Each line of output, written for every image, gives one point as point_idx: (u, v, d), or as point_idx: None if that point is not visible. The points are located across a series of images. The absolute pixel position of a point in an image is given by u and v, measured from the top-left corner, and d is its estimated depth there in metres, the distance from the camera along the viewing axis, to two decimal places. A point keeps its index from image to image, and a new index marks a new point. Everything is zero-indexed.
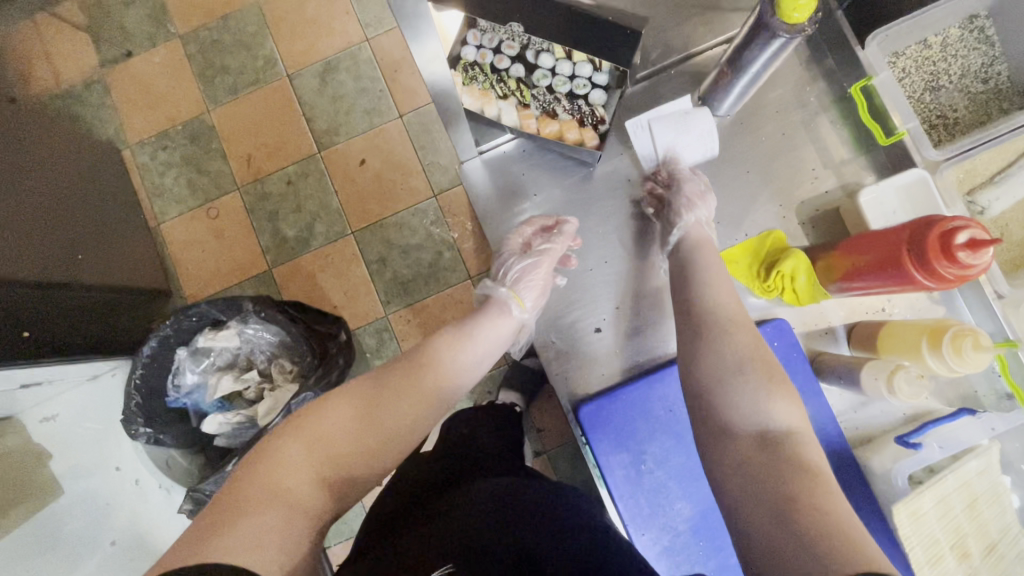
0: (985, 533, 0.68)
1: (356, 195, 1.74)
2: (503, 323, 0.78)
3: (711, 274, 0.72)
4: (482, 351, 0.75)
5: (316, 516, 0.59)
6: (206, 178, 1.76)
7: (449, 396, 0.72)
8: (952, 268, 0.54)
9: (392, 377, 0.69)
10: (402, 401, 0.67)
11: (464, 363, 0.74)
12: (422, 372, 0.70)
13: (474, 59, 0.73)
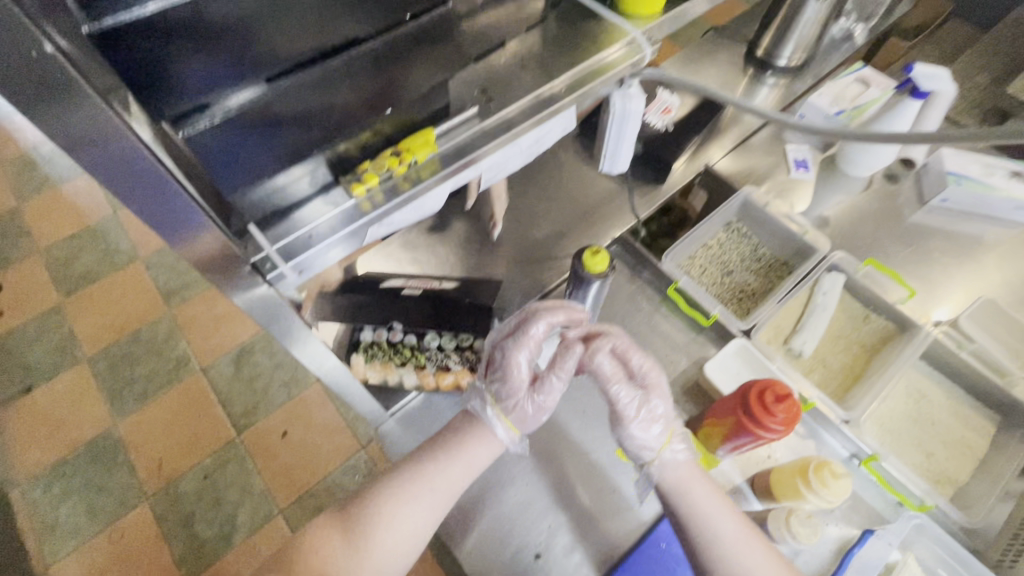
0: None
1: (280, 470, 1.69)
2: (479, 454, 0.70)
3: (734, 539, 0.66)
4: (452, 482, 0.69)
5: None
6: (110, 498, 1.63)
7: (421, 535, 0.67)
8: (778, 428, 0.67)
9: (362, 530, 0.65)
10: (375, 556, 0.64)
11: (434, 505, 0.68)
12: (354, 532, 0.65)
13: (372, 340, 0.91)
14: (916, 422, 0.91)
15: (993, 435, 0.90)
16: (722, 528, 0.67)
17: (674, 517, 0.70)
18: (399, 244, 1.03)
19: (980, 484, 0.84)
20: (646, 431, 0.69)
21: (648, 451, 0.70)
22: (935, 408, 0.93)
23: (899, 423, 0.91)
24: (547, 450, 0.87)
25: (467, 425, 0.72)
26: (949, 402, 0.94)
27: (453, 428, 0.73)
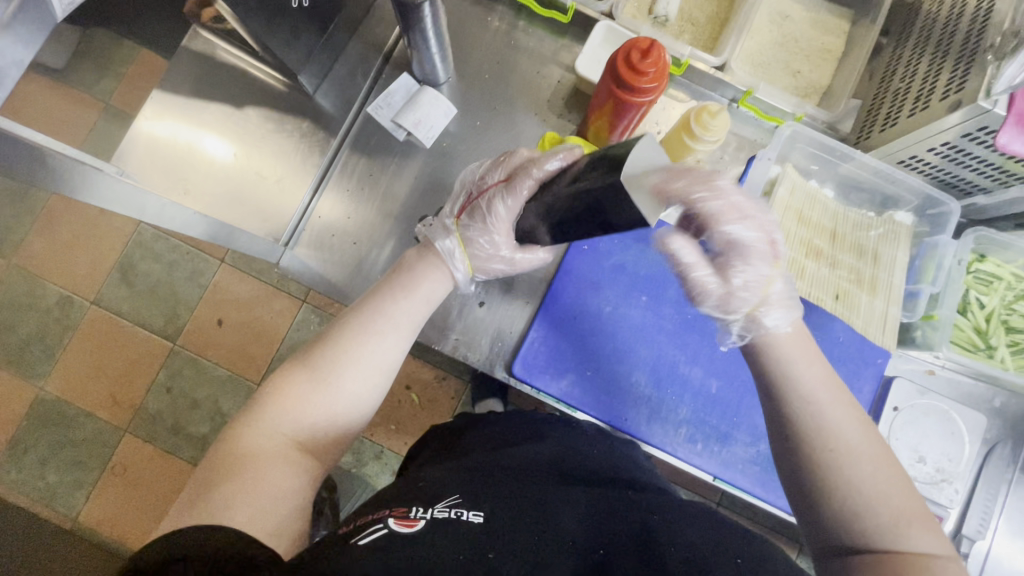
0: (823, 228, 0.79)
1: (237, 354, 1.52)
2: (435, 286, 0.70)
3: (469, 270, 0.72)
4: (416, 313, 0.68)
5: (313, 490, 0.59)
6: (82, 451, 1.46)
7: (397, 348, 0.66)
8: (654, 86, 0.68)
9: (339, 348, 0.63)
10: (348, 371, 0.62)
11: (410, 319, 0.67)
12: (342, 351, 0.63)
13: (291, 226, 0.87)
14: (783, 45, 0.92)
15: (848, 33, 0.92)
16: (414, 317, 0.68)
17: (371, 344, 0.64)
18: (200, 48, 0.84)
19: (841, 78, 0.89)
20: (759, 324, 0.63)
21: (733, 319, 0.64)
22: (796, 26, 0.93)
23: (766, 55, 0.92)
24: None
25: (420, 260, 0.71)
26: (810, 14, 0.94)
27: (406, 269, 0.71)
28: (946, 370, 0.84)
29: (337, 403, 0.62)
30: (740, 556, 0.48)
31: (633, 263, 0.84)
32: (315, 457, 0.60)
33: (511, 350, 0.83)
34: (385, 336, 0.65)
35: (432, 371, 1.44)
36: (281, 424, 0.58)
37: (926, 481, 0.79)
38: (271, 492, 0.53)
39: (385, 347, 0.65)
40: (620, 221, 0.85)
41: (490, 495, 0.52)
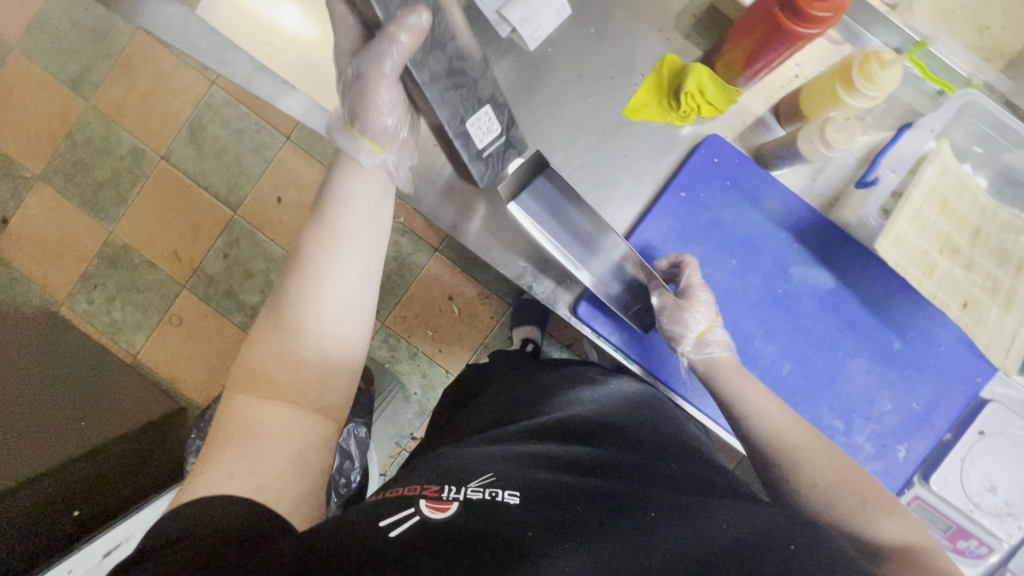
0: (966, 224, 0.68)
1: (292, 234, 1.54)
2: (356, 181, 0.64)
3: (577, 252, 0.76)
4: (359, 220, 0.63)
5: (321, 442, 0.57)
6: (145, 297, 1.54)
7: (357, 269, 0.62)
8: (828, 13, 0.57)
9: (291, 289, 0.59)
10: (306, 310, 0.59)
11: (360, 232, 0.62)
12: (296, 292, 0.59)
13: None
14: None
15: None
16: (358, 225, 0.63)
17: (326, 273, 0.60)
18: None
19: None
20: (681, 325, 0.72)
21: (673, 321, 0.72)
22: None
23: None
24: (544, 131, 0.77)
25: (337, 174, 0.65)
26: None
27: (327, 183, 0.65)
28: None
29: (303, 340, 0.59)
30: (794, 541, 0.43)
31: (731, 221, 0.76)
32: (312, 407, 0.58)
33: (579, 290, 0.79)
34: (335, 257, 0.61)
35: (478, 288, 1.42)
36: (261, 379, 0.57)
37: (989, 512, 0.74)
38: (260, 451, 0.52)
39: (344, 269, 0.61)
40: (728, 172, 0.75)
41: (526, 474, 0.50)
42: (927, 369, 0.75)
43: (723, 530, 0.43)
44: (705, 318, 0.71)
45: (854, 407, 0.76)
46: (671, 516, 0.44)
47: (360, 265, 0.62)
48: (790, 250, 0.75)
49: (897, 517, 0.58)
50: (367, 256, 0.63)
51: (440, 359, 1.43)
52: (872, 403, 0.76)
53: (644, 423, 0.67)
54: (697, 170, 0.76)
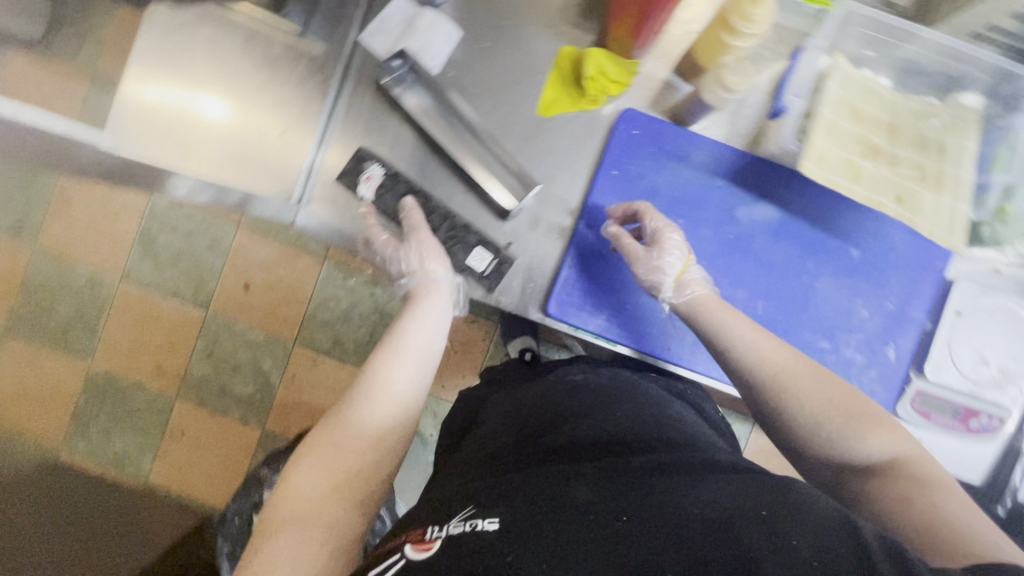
0: (877, 124, 0.71)
1: (267, 316, 1.54)
2: (429, 314, 0.74)
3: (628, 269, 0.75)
4: (426, 337, 0.72)
5: (354, 535, 0.58)
6: (140, 420, 1.53)
7: (422, 380, 0.70)
8: None
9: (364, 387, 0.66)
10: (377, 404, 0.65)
11: (425, 343, 0.71)
12: (368, 390, 0.66)
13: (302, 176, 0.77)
14: None
15: None
16: (424, 337, 0.72)
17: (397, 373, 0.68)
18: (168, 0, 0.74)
19: None
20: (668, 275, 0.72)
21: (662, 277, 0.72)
22: None
23: None
24: (467, 149, 0.77)
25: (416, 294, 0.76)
26: None
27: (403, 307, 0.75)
28: (1015, 268, 0.76)
29: (363, 436, 0.63)
30: (764, 508, 0.43)
31: (666, 183, 0.78)
32: (358, 494, 0.60)
33: (545, 289, 0.80)
34: (406, 367, 0.68)
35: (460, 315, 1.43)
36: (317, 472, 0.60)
37: (987, 384, 0.76)
38: (301, 542, 0.54)
39: (407, 373, 0.68)
40: (650, 138, 0.77)
41: (503, 490, 0.50)
42: (888, 267, 0.78)
43: (693, 500, 0.44)
44: (677, 257, 0.71)
45: (834, 323, 0.78)
46: (651, 504, 0.45)
47: (420, 372, 0.69)
48: (729, 195, 0.78)
49: (886, 430, 0.58)
50: (425, 366, 0.70)
51: (444, 393, 1.43)
52: (849, 314, 0.78)
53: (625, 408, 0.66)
54: (619, 145, 0.77)
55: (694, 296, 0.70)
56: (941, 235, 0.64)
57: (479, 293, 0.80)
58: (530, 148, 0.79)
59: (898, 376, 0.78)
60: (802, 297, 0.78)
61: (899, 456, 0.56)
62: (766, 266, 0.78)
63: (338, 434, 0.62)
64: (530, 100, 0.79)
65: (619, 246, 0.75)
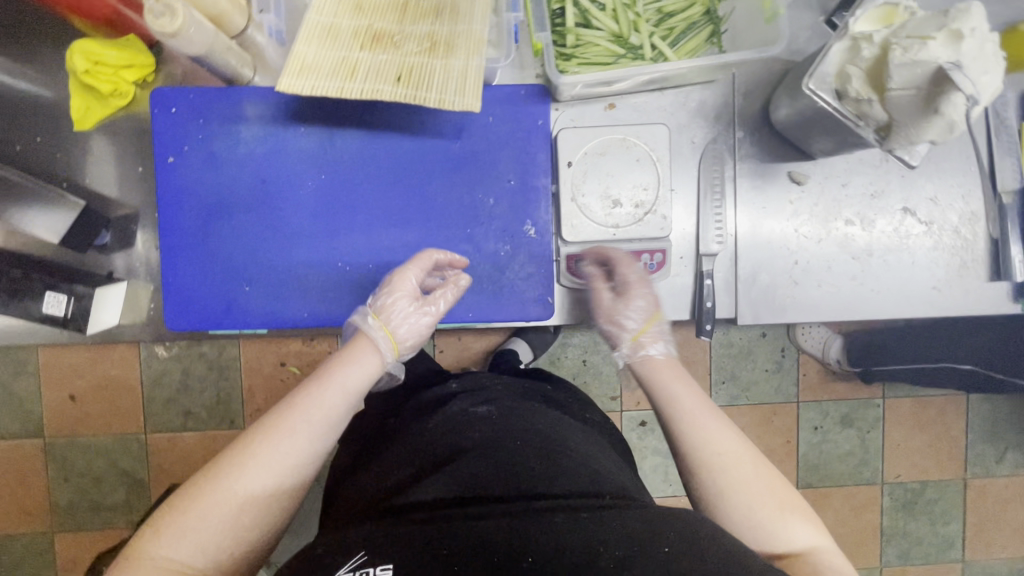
0: (383, 7, 0.64)
1: (108, 415, 1.65)
2: (357, 375, 0.63)
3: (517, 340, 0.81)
4: (326, 417, 0.60)
5: None
6: (31, 564, 1.66)
7: (317, 457, 0.60)
8: None
9: (261, 445, 0.57)
10: (270, 470, 0.57)
11: (326, 416, 0.60)
12: (266, 454, 0.57)
13: None
14: None
15: None
16: (325, 416, 0.60)
17: (302, 435, 0.59)
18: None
19: None
20: (620, 332, 0.70)
21: (623, 340, 0.70)
22: None
23: None
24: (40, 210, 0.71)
25: (345, 347, 0.66)
26: None
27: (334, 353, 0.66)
28: (624, 97, 0.74)
29: (255, 494, 0.56)
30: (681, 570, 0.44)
31: (231, 149, 0.71)
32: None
33: (165, 304, 0.73)
34: (305, 443, 0.59)
35: (298, 343, 1.62)
36: (184, 540, 0.53)
37: (629, 223, 0.72)
38: None
39: (292, 456, 0.58)
40: (192, 110, 0.70)
41: (398, 541, 0.47)
42: (492, 145, 0.73)
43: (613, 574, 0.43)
44: (638, 313, 0.69)
45: (463, 221, 0.73)
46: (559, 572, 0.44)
47: (313, 443, 0.59)
48: (303, 136, 0.71)
49: (807, 520, 0.55)
50: (317, 445, 0.60)
51: None
52: (475, 207, 0.73)
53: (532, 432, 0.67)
54: (164, 128, 0.70)
55: (647, 358, 0.67)
56: (452, 99, 0.59)
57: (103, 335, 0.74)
58: (88, 170, 0.73)
59: (546, 249, 0.73)
60: (421, 210, 0.73)
61: (817, 545, 0.53)
62: (371, 191, 0.73)
63: (213, 503, 0.55)
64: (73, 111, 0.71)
65: (591, 291, 0.74)
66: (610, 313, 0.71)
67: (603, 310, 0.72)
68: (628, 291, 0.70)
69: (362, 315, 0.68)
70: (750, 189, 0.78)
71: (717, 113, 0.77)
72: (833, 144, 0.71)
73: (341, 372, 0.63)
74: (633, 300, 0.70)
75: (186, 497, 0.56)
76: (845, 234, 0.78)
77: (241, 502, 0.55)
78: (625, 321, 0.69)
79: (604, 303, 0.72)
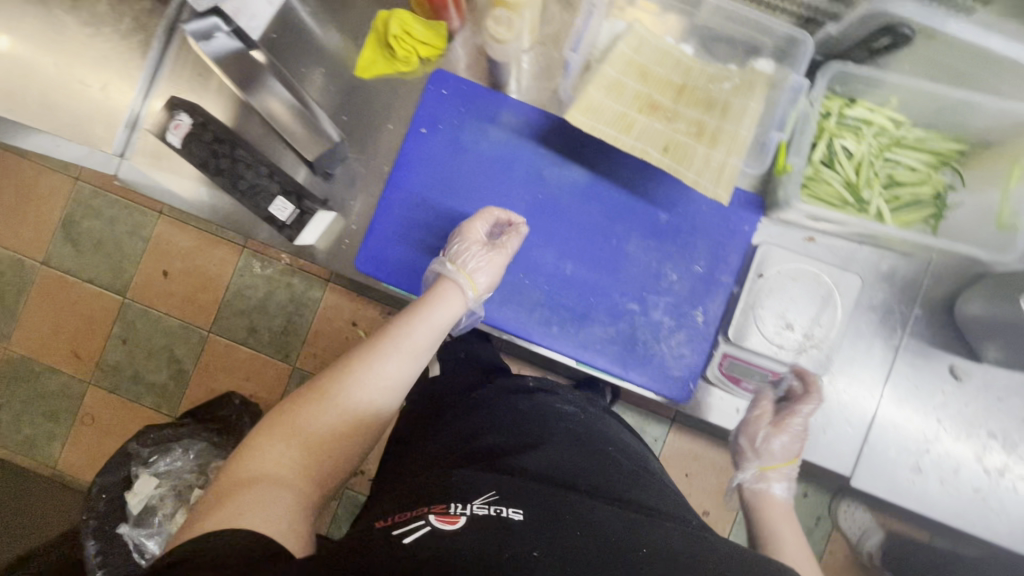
0: (666, 84, 0.72)
1: (185, 303, 1.72)
2: (448, 313, 0.70)
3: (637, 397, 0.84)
4: (421, 342, 0.67)
5: (318, 508, 0.56)
6: (54, 403, 1.72)
7: (410, 377, 0.66)
8: None
9: (363, 362, 0.64)
10: (372, 382, 0.63)
11: (420, 343, 0.67)
12: (371, 368, 0.64)
13: (135, 138, 0.82)
14: None
15: None
16: (420, 341, 0.67)
17: (403, 356, 0.66)
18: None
19: None
20: (754, 453, 0.78)
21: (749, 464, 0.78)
22: None
23: None
24: (294, 124, 0.80)
25: (432, 289, 0.72)
26: None
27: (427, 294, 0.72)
28: (826, 235, 0.79)
29: (358, 403, 0.62)
30: None
31: (475, 142, 0.79)
32: (328, 477, 0.58)
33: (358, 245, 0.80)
34: (401, 363, 0.65)
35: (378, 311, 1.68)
36: (297, 438, 0.58)
37: (794, 350, 0.75)
38: (270, 496, 0.52)
39: (394, 372, 0.65)
40: (461, 100, 0.79)
41: (522, 490, 0.54)
42: (696, 229, 0.78)
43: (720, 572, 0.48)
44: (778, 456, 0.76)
45: (642, 284, 0.78)
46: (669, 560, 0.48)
47: (412, 364, 0.66)
48: (539, 157, 0.79)
49: None
50: (411, 366, 0.67)
51: None
52: (658, 277, 0.78)
53: (604, 442, 0.71)
54: (431, 104, 0.79)
55: (766, 491, 0.76)
56: (706, 185, 0.64)
57: (291, 250, 0.81)
58: (348, 110, 0.82)
59: (705, 341, 0.77)
60: (610, 259, 0.78)
61: None
62: (576, 225, 0.78)
63: (323, 405, 0.60)
64: (360, 60, 0.81)
65: (754, 401, 0.78)
66: (755, 434, 0.78)
67: (746, 425, 0.79)
68: (781, 419, 0.76)
69: (442, 261, 0.73)
70: (908, 364, 0.80)
71: (901, 285, 0.80)
72: (1008, 359, 0.73)
73: (438, 308, 0.70)
74: (785, 433, 0.75)
75: (294, 403, 0.61)
76: (984, 445, 0.79)
77: (346, 407, 0.61)
78: (766, 447, 0.76)
79: (751, 418, 0.79)
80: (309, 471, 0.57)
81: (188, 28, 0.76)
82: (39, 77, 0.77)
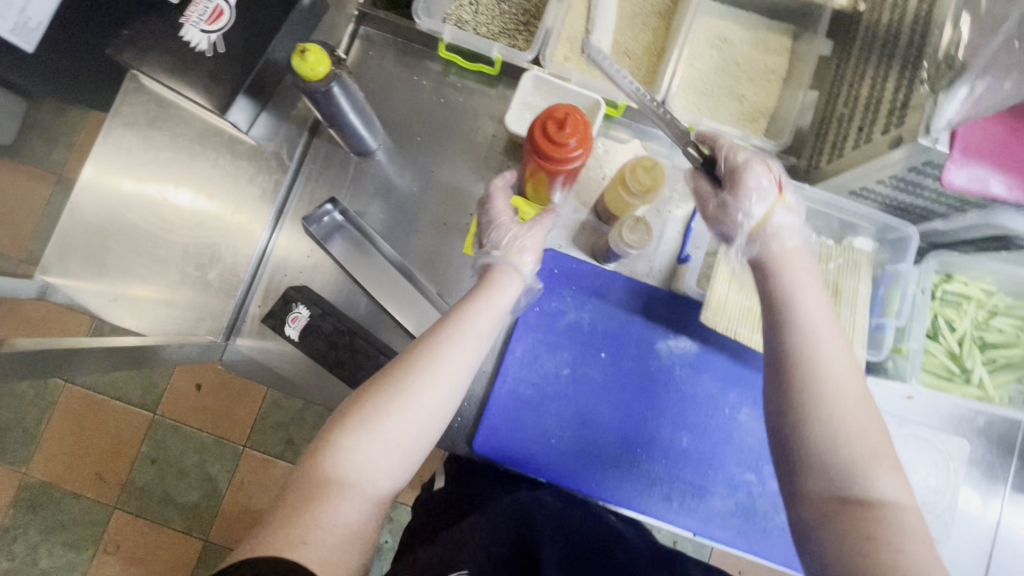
0: None
1: (218, 418, 1.56)
2: (508, 293, 0.64)
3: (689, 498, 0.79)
4: (482, 332, 0.60)
5: (372, 521, 0.51)
6: (74, 532, 1.50)
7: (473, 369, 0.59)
8: (580, 160, 0.61)
9: (429, 354, 0.56)
10: (437, 381, 0.55)
11: (480, 336, 0.59)
12: (434, 364, 0.56)
13: (235, 317, 0.79)
14: (722, 72, 0.87)
15: (790, 52, 0.88)
16: (479, 334, 0.59)
17: (464, 354, 0.58)
18: (115, 138, 0.79)
19: (785, 101, 0.85)
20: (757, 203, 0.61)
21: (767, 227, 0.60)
22: (736, 53, 0.88)
23: (708, 87, 0.86)
24: (410, 301, 0.79)
25: (494, 269, 0.66)
26: (746, 38, 0.89)
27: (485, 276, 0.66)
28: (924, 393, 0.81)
29: (423, 395, 0.54)
30: None
31: (585, 318, 0.80)
32: (386, 490, 0.52)
33: (472, 425, 0.79)
34: (462, 357, 0.57)
35: None
36: (361, 445, 0.51)
37: None
38: (324, 525, 0.46)
39: (454, 366, 0.57)
40: (571, 278, 0.81)
41: None
42: None
43: None
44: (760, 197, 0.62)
45: (758, 455, 0.79)
46: None
47: (473, 358, 0.58)
48: (649, 330, 0.80)
49: None
50: (474, 357, 0.59)
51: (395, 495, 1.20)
52: None
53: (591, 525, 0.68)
54: (541, 283, 0.81)
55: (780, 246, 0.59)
56: None
57: None
58: (456, 285, 0.82)
59: None
60: (725, 430, 0.79)
61: None
62: (691, 397, 0.80)
63: (387, 404, 0.53)
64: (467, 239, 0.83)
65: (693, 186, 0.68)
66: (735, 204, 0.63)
67: (763, 227, 0.61)
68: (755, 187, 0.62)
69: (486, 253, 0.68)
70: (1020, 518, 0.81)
71: (1002, 439, 0.82)
72: None
73: (497, 296, 0.63)
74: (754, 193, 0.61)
75: (358, 404, 0.54)
76: None
77: (406, 408, 0.53)
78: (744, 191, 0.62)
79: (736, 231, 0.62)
80: (367, 483, 0.51)
81: (306, 218, 0.77)
82: (153, 268, 0.78)
